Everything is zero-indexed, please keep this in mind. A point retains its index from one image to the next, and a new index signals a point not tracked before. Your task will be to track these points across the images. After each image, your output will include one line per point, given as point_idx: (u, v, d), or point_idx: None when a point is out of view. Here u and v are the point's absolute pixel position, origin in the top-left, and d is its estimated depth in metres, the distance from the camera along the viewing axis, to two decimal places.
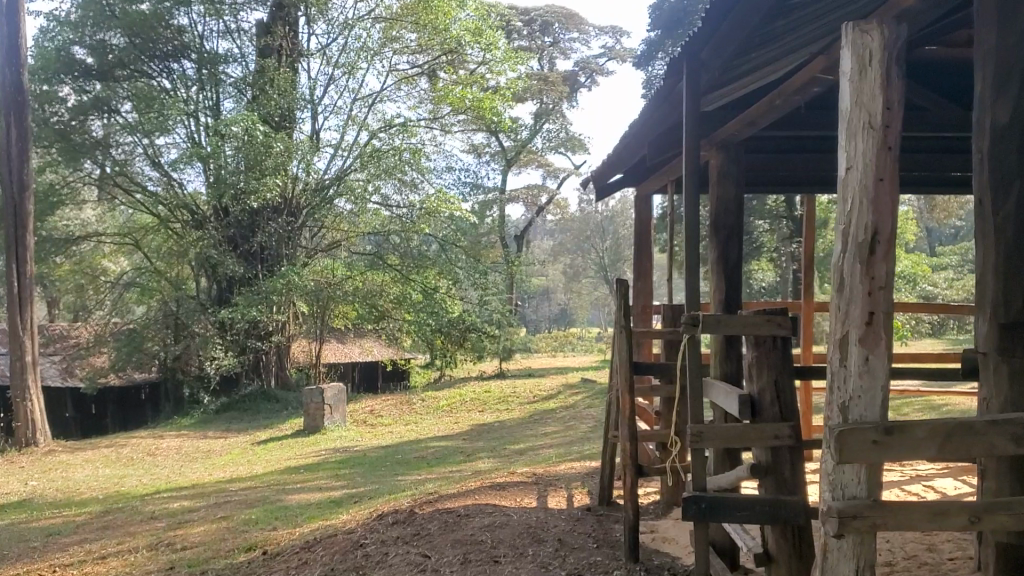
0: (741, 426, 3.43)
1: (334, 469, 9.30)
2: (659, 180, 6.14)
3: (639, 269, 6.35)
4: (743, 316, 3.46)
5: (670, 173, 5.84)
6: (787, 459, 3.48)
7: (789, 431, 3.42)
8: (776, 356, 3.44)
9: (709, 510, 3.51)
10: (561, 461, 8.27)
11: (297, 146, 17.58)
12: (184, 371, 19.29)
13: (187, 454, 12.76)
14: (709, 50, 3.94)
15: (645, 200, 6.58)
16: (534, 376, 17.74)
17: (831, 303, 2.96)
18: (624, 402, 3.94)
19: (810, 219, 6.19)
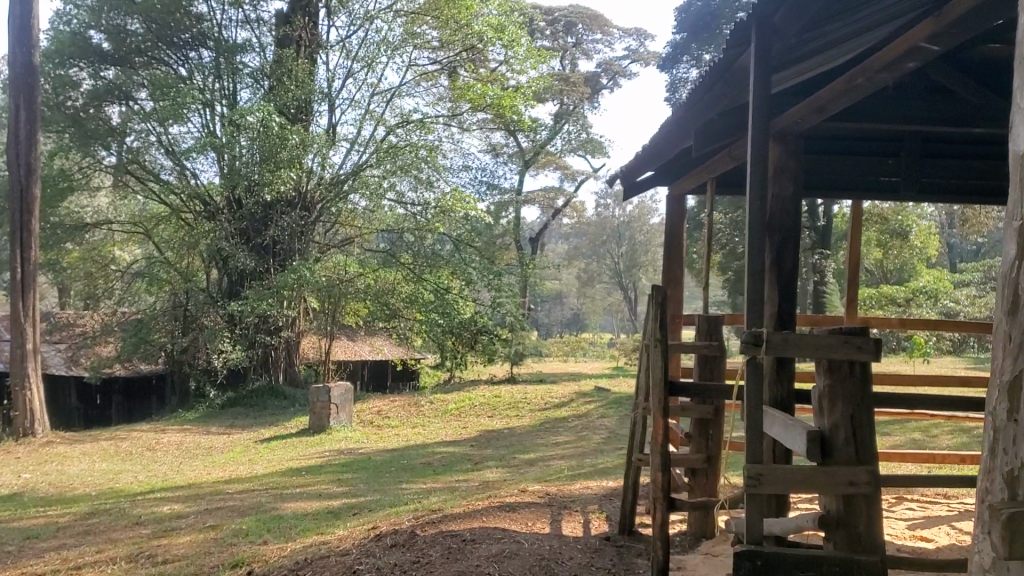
0: (807, 470, 3.13)
1: (336, 474, 8.89)
2: (698, 178, 5.68)
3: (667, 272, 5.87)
4: (813, 339, 3.10)
5: (709, 171, 5.36)
6: (862, 511, 3.16)
7: (865, 476, 3.09)
8: (852, 385, 3.12)
9: (765, 567, 3.25)
10: (573, 476, 7.85)
11: (312, 139, 17.20)
12: (190, 364, 18.98)
13: (188, 450, 12.42)
14: (785, 11, 3.50)
15: (678, 201, 6.12)
16: (546, 382, 17.32)
17: (999, 322, 2.24)
18: (657, 426, 3.56)
19: (855, 229, 5.72)
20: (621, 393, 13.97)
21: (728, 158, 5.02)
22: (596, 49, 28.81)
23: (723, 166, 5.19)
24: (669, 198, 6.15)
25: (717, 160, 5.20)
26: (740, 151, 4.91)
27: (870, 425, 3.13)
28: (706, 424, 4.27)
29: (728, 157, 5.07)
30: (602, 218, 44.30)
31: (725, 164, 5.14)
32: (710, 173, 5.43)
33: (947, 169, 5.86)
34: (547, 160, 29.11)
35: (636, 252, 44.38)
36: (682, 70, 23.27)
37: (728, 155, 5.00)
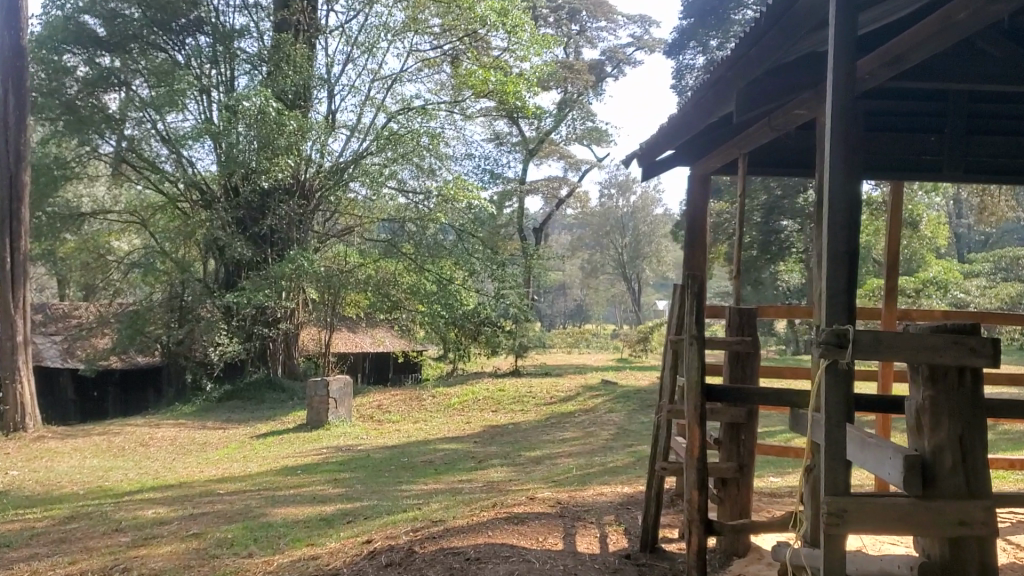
0: (906, 505, 2.69)
1: (333, 473, 8.51)
2: (723, 154, 5.25)
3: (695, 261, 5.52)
4: (917, 337, 2.64)
5: (740, 145, 4.98)
6: (972, 556, 2.69)
7: (978, 511, 2.64)
8: (962, 398, 2.66)
9: None
10: (582, 477, 7.44)
11: (311, 125, 16.84)
12: (186, 357, 18.59)
13: (182, 445, 12.03)
14: None
15: (702, 182, 5.76)
16: (551, 374, 16.94)
17: None
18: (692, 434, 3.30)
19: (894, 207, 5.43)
20: (629, 387, 13.57)
21: (767, 128, 4.61)
22: (600, 36, 28.35)
23: (758, 139, 4.80)
24: (692, 179, 5.81)
25: (750, 133, 4.80)
26: (780, 119, 4.48)
27: (982, 447, 2.68)
28: (736, 430, 3.90)
29: (765, 128, 4.67)
30: (606, 208, 43.88)
31: (762, 137, 4.73)
32: (741, 149, 5.03)
33: (996, 147, 5.56)
34: (550, 149, 28.65)
35: (640, 243, 43.99)
36: (688, 56, 22.79)
37: (766, 125, 4.59)
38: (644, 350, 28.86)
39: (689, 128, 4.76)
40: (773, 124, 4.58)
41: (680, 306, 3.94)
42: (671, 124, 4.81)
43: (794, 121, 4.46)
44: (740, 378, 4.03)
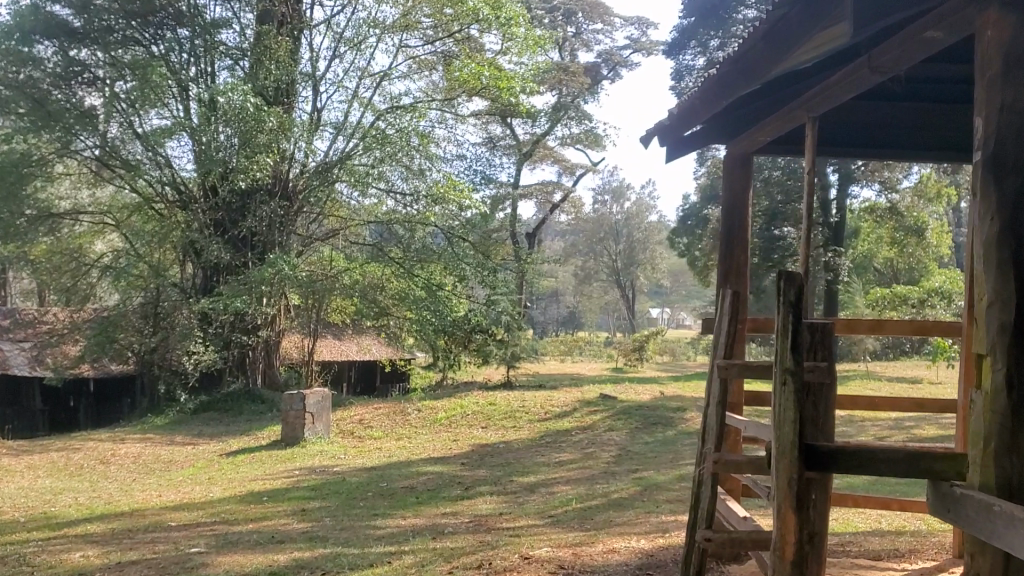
0: None
1: (301, 502, 7.59)
2: (779, 125, 4.32)
3: (732, 263, 4.75)
4: None
5: (806, 109, 4.00)
6: None
7: None
8: None
9: None
10: (583, 512, 6.51)
11: (291, 122, 15.95)
12: (161, 365, 17.66)
13: (145, 463, 11.10)
14: None
15: (744, 165, 4.95)
16: (546, 387, 16.07)
17: None
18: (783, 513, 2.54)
19: None
20: (629, 402, 12.64)
21: (865, 70, 3.44)
22: (596, 38, 27.53)
23: (834, 98, 3.78)
24: (728, 161, 5.00)
25: (823, 91, 3.80)
26: (883, 62, 3.33)
27: None
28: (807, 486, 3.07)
29: (855, 76, 3.56)
30: (600, 215, 43.30)
31: (840, 94, 3.71)
32: (807, 112, 4.01)
33: None
34: (544, 153, 27.86)
35: (634, 249, 43.36)
36: (688, 57, 21.91)
37: (863, 67, 3.44)
38: (639, 359, 28.07)
39: (751, 75, 3.84)
40: (859, 76, 3.53)
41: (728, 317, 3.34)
42: (728, 69, 3.86)
43: (906, 59, 3.26)
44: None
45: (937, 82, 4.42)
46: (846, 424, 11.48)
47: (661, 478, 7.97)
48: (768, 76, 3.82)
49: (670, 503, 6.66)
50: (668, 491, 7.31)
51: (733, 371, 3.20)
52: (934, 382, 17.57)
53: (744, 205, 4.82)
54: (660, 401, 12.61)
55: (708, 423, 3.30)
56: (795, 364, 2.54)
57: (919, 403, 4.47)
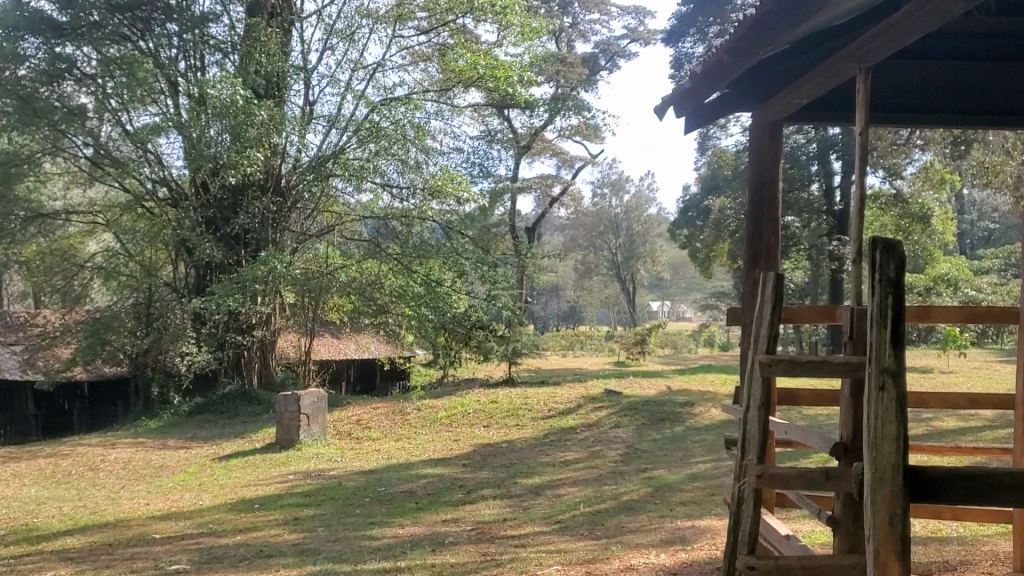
0: None
1: (294, 511, 7.19)
2: (818, 83, 3.91)
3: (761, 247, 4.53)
4: None
5: (858, 58, 3.53)
6: None
7: None
8: None
9: None
10: (592, 517, 6.11)
11: (282, 116, 15.58)
12: (154, 367, 17.26)
13: (135, 469, 10.70)
14: None
15: (774, 131, 4.63)
16: (549, 382, 15.68)
17: None
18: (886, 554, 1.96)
19: None
20: (634, 397, 12.24)
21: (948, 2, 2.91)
22: (592, 29, 27.14)
23: (900, 39, 3.27)
24: (758, 127, 4.68)
25: (881, 34, 3.32)
26: None
27: None
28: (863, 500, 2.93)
29: (930, 6, 3.05)
30: (599, 208, 42.86)
31: (905, 35, 3.22)
32: (857, 63, 3.56)
33: None
34: (542, 146, 27.46)
35: (634, 242, 42.98)
36: (687, 45, 21.49)
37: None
38: (642, 353, 27.69)
39: (797, 13, 3.34)
40: (930, 10, 3.04)
41: (769, 311, 3.02)
42: (751, 26, 3.43)
43: None
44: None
45: (976, 37, 4.05)
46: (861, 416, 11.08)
47: (672, 479, 7.58)
48: (818, 15, 3.34)
49: (685, 506, 6.26)
50: (681, 492, 6.91)
51: (778, 370, 2.93)
52: (945, 370, 17.19)
53: (772, 177, 4.50)
54: (666, 396, 12.22)
55: (748, 429, 3.00)
56: (893, 364, 2.07)
57: (971, 398, 4.09)
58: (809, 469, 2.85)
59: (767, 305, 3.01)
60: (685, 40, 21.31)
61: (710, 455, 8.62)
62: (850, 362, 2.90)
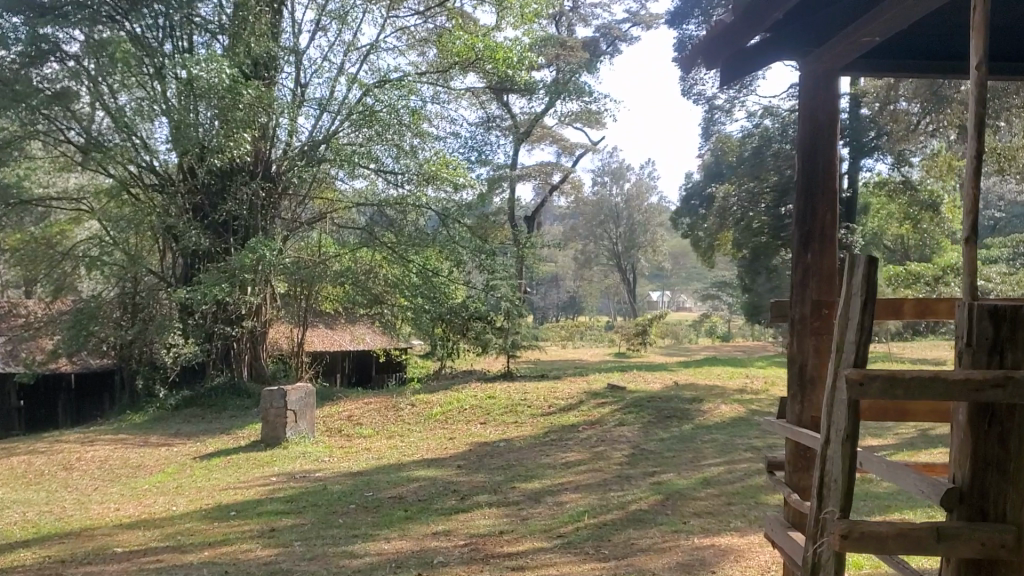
0: None
1: (271, 520, 6.58)
2: (889, 19, 3.45)
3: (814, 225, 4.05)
4: None
5: None
6: None
7: None
8: None
9: None
10: (598, 531, 5.51)
11: (271, 97, 14.91)
12: (139, 359, 16.63)
13: (110, 469, 10.10)
14: None
15: (829, 80, 4.09)
16: (549, 377, 15.08)
17: None
18: None
19: None
20: (639, 392, 11.65)
21: None
22: (593, 13, 26.41)
23: None
24: (810, 75, 4.14)
25: None
26: None
27: None
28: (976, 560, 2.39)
29: None
30: (599, 197, 42.20)
31: None
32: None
33: None
34: (541, 132, 26.83)
35: (635, 231, 42.33)
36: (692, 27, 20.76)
37: None
38: (642, 344, 27.10)
39: None
40: None
41: (861, 307, 2.45)
42: None
43: None
44: (998, 459, 2.36)
45: None
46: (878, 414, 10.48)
47: (684, 484, 7.00)
48: None
49: (700, 518, 5.68)
50: (695, 502, 6.30)
51: (872, 390, 2.36)
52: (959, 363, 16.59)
53: (828, 139, 4.05)
54: (673, 391, 11.62)
55: (829, 468, 2.49)
56: None
57: None
58: (913, 528, 2.34)
59: (857, 298, 2.46)
60: (689, 22, 20.61)
61: (722, 457, 8.03)
62: (974, 382, 2.27)
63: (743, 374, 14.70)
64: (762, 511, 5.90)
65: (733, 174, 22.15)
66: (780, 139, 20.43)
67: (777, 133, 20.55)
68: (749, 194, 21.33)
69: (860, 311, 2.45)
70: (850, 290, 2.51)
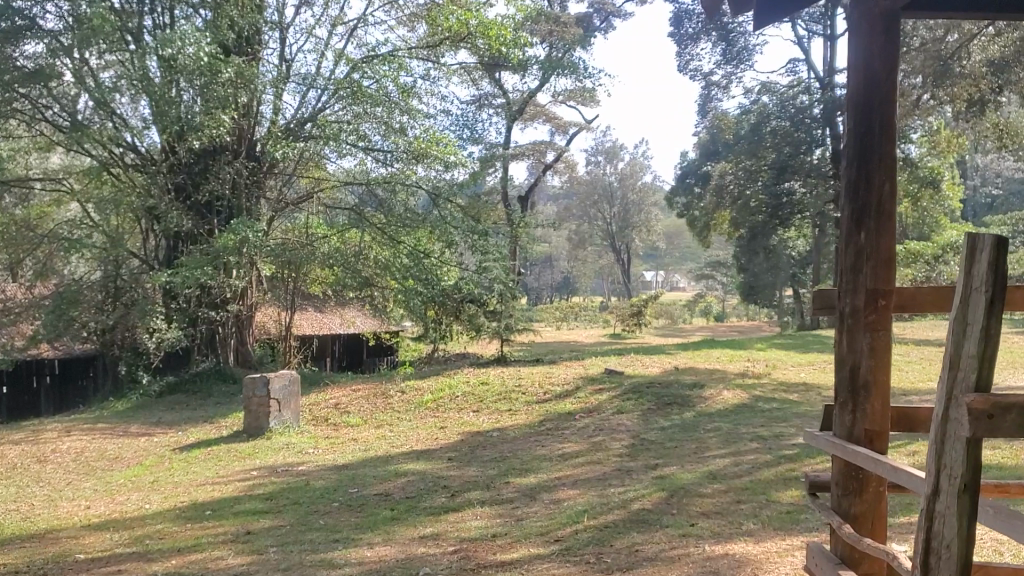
0: None
1: (248, 522, 6.13)
2: None
3: (868, 198, 3.49)
4: None
5: None
6: None
7: None
8: None
9: None
10: (598, 535, 5.08)
11: (253, 73, 14.34)
12: (120, 345, 16.12)
13: (85, 462, 9.66)
14: None
15: (887, 24, 3.48)
16: (544, 361, 14.63)
17: None
18: None
19: None
20: (637, 377, 11.22)
21: None
22: None
23: None
24: (865, 18, 3.52)
25: None
26: None
27: None
28: None
29: None
30: (592, 176, 41.68)
31: None
32: None
33: None
34: (535, 110, 26.30)
35: (629, 211, 41.81)
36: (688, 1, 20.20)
37: None
38: (638, 325, 26.69)
39: None
40: None
41: (985, 315, 2.02)
42: None
43: None
44: None
45: None
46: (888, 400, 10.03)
47: (689, 479, 6.57)
48: None
49: (710, 520, 5.23)
50: (702, 500, 5.87)
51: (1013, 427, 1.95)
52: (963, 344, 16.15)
53: (886, 99, 3.47)
54: (673, 377, 11.19)
55: (945, 532, 2.11)
56: None
57: None
58: None
59: (981, 294, 2.01)
60: None
61: (727, 448, 7.60)
62: None
63: (743, 357, 14.27)
64: (775, 510, 5.46)
65: (730, 151, 21.68)
66: (779, 115, 19.99)
67: (776, 109, 20.01)
68: (746, 172, 20.84)
69: (985, 315, 2.00)
70: (968, 285, 2.06)
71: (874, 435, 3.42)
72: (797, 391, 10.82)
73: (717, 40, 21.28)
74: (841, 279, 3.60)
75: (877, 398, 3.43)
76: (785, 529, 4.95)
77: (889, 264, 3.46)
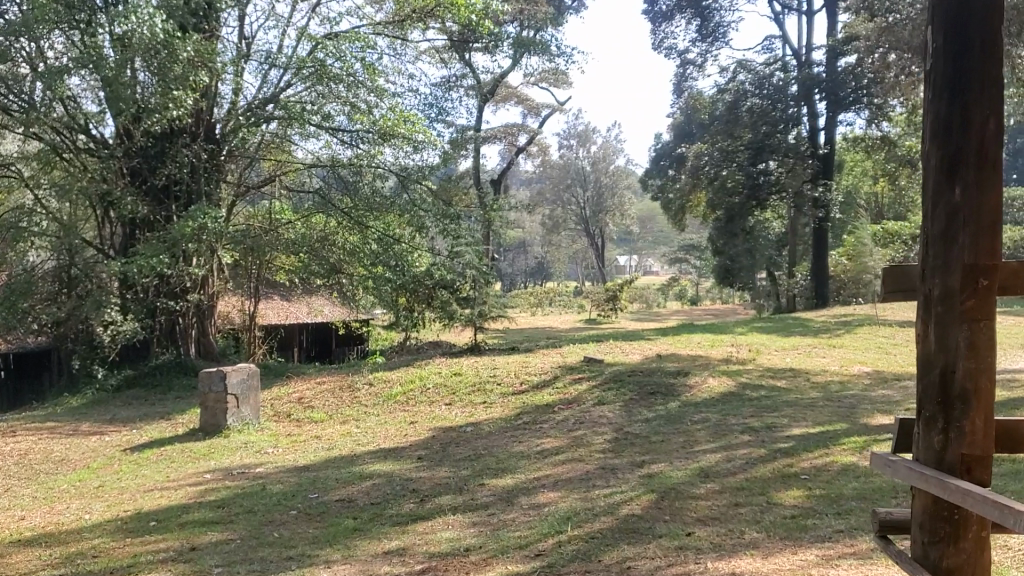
0: None
1: (193, 536, 5.51)
2: None
3: (964, 144, 2.87)
4: None
5: None
6: None
7: None
8: None
9: None
10: (585, 548, 4.51)
11: (209, 50, 13.55)
12: (74, 337, 15.31)
13: (29, 465, 8.98)
14: None
15: None
16: (519, 350, 14.03)
17: None
18: None
19: None
20: (618, 365, 10.70)
21: None
22: None
23: None
24: None
25: None
26: None
27: None
28: None
29: None
30: (565, 160, 41.15)
31: None
32: None
33: None
34: (506, 92, 25.70)
35: (602, 195, 41.29)
36: None
37: None
38: (613, 311, 26.18)
39: None
40: None
41: None
42: None
43: None
44: None
45: None
46: (881, 386, 9.54)
47: (678, 477, 6.03)
48: None
49: (707, 529, 4.68)
50: (696, 503, 5.32)
51: None
52: None
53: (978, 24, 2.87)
54: (655, 364, 10.68)
55: None
56: None
57: None
58: None
59: None
60: None
61: (718, 442, 7.08)
62: None
63: (724, 342, 13.77)
64: (778, 515, 4.92)
65: (706, 132, 21.20)
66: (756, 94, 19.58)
67: (752, 89, 19.74)
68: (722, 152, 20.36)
69: None
70: None
71: (976, 466, 2.83)
72: (785, 378, 10.32)
73: (691, 16, 20.74)
74: (926, 254, 2.97)
75: (977, 413, 2.83)
76: (794, 539, 4.41)
77: (992, 233, 2.84)
